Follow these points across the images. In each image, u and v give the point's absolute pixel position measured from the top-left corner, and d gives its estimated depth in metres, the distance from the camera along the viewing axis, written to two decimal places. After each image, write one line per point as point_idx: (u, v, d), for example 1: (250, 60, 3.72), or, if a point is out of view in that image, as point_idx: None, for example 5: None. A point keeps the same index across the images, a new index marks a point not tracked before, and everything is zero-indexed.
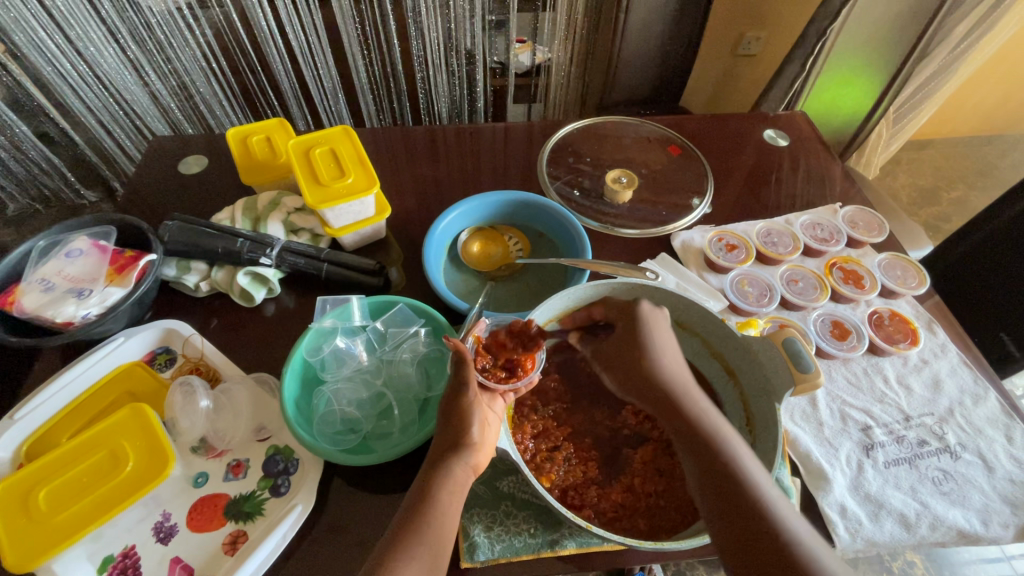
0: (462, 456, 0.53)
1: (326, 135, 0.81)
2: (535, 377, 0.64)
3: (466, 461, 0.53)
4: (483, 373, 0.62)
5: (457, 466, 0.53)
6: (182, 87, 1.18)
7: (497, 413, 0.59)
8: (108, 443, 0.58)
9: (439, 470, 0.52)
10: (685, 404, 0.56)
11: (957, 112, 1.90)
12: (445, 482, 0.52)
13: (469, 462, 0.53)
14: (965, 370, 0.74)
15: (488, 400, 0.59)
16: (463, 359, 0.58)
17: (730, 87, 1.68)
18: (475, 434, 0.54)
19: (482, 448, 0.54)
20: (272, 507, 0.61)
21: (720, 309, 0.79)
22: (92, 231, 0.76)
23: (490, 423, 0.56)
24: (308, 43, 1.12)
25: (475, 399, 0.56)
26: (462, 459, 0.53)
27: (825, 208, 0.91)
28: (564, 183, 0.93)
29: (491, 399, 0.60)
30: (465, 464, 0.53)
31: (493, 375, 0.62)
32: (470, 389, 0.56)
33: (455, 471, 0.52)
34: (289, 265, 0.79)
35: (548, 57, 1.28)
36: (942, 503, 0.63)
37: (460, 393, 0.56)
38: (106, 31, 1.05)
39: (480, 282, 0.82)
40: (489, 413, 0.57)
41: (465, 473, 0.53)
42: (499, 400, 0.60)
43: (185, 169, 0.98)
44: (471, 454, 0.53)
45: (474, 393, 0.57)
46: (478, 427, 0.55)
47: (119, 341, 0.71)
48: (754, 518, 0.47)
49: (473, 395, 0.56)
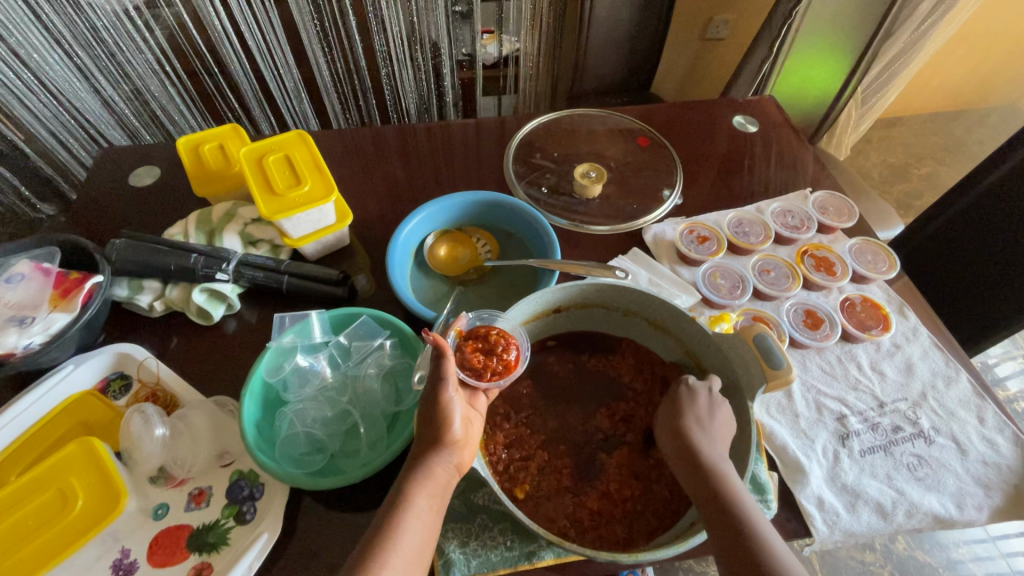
0: (444, 453, 0.52)
1: (279, 142, 0.78)
2: (519, 370, 0.62)
3: (449, 459, 0.52)
4: (464, 369, 0.59)
5: (438, 464, 0.51)
6: (136, 93, 1.12)
7: (479, 410, 0.58)
8: (54, 482, 0.55)
9: (420, 469, 0.51)
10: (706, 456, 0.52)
11: (925, 88, 1.91)
12: (426, 483, 0.50)
13: (451, 461, 0.52)
14: (937, 353, 0.74)
15: (468, 397, 0.58)
16: (443, 354, 0.53)
17: (702, 71, 1.66)
18: (457, 430, 0.53)
19: (466, 445, 0.53)
20: (238, 536, 0.58)
21: (693, 304, 0.78)
22: (35, 253, 0.72)
23: (472, 421, 0.56)
24: (265, 41, 1.08)
25: (454, 395, 0.54)
26: (445, 458, 0.52)
27: (795, 194, 0.90)
28: (531, 180, 0.91)
29: (473, 396, 0.59)
30: (447, 463, 0.52)
31: (474, 371, 0.59)
32: (450, 386, 0.54)
33: (437, 469, 0.51)
34: (247, 280, 0.75)
35: (516, 47, 1.25)
36: (918, 489, 0.63)
37: (438, 388, 0.53)
38: (47, 36, 1.00)
39: (449, 287, 0.80)
40: (471, 411, 0.57)
41: (448, 472, 0.52)
42: (480, 396, 0.59)
43: (136, 181, 0.93)
44: (454, 451, 0.52)
45: (454, 388, 0.54)
46: (461, 423, 0.54)
47: (67, 369, 0.67)
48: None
49: (452, 392, 0.53)
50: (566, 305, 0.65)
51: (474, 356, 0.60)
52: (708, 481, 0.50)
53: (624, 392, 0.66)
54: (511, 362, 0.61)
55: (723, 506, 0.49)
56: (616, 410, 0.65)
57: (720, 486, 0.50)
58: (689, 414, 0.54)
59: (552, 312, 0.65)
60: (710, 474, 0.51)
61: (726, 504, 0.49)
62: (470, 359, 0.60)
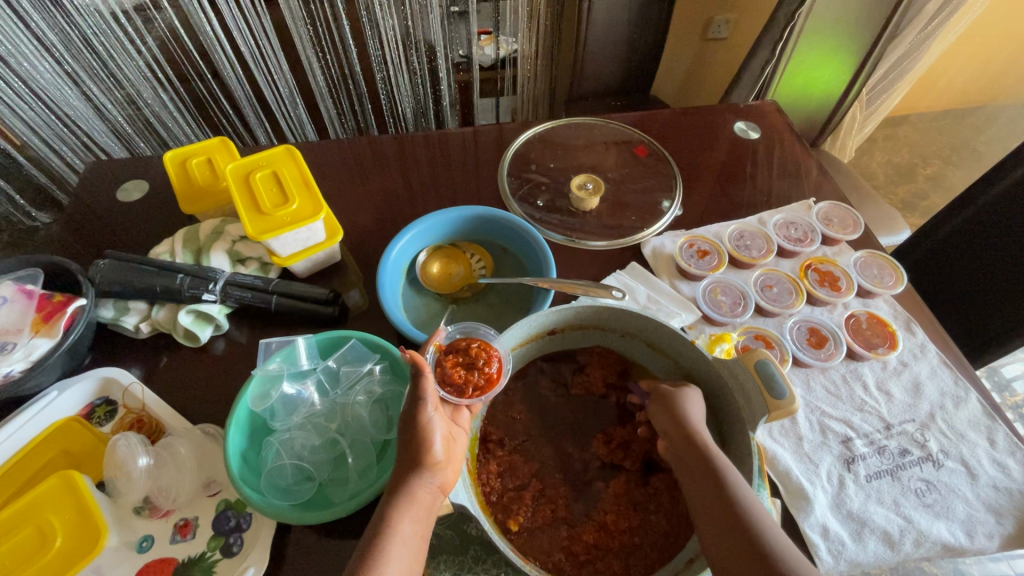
0: (425, 475, 0.49)
1: (267, 157, 0.76)
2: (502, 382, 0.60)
3: (431, 482, 0.50)
4: (445, 386, 0.59)
5: (420, 489, 0.49)
6: (128, 100, 1.07)
7: (463, 426, 0.57)
8: (33, 519, 0.55)
9: (402, 495, 0.48)
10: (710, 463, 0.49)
11: (932, 86, 1.88)
12: (409, 508, 0.48)
13: (434, 483, 0.50)
14: (945, 371, 0.72)
15: (451, 414, 0.57)
16: (421, 371, 0.55)
17: (704, 71, 1.62)
18: (438, 451, 0.51)
19: (449, 465, 0.51)
20: (224, 569, 0.57)
21: (694, 321, 0.76)
22: (18, 275, 0.71)
23: (456, 439, 0.54)
24: (258, 47, 1.04)
25: (434, 414, 0.53)
26: (427, 481, 0.49)
27: (799, 204, 0.88)
28: (527, 193, 0.89)
29: (455, 413, 0.57)
30: (430, 485, 0.49)
31: (455, 387, 0.59)
32: (429, 406, 0.53)
33: (419, 493, 0.48)
34: (235, 300, 0.73)
35: (514, 48, 1.21)
36: (926, 516, 0.61)
37: (417, 407, 0.53)
38: (37, 43, 0.94)
39: (443, 305, 0.78)
40: (454, 428, 0.55)
41: (432, 494, 0.49)
42: (464, 412, 0.58)
43: (125, 196, 0.91)
44: (436, 473, 0.50)
45: (433, 407, 0.54)
46: (442, 442, 0.52)
47: (51, 396, 0.65)
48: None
49: (430, 411, 0.53)
50: (562, 327, 0.62)
51: (455, 370, 0.60)
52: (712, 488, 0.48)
53: (622, 419, 0.64)
54: (493, 375, 0.60)
55: (734, 515, 0.46)
56: (613, 435, 0.63)
57: (728, 495, 0.47)
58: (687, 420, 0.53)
59: (547, 334, 0.63)
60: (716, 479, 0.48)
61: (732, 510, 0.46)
62: (451, 374, 0.59)
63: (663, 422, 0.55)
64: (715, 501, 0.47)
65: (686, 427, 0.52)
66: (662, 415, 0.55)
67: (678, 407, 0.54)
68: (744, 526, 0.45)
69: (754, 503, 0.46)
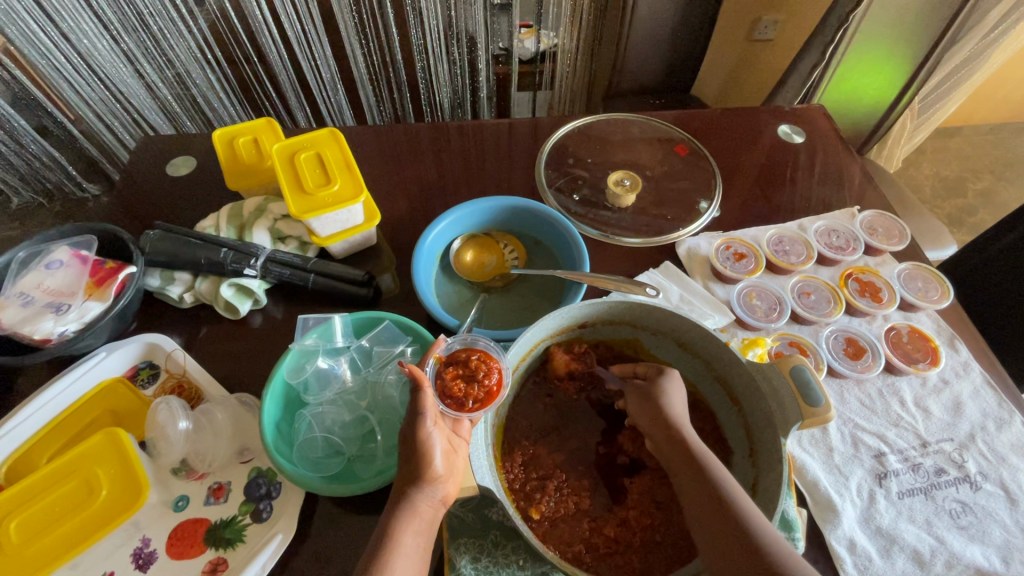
0: (427, 489, 0.50)
1: (310, 139, 0.77)
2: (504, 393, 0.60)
3: (433, 495, 0.50)
4: (445, 399, 0.58)
5: (422, 501, 0.49)
6: (178, 79, 1.10)
7: (463, 437, 0.57)
8: (81, 471, 0.58)
9: (404, 507, 0.49)
10: (689, 445, 0.52)
11: (989, 97, 1.81)
12: (411, 521, 0.48)
13: (436, 496, 0.50)
14: (988, 392, 0.70)
15: (451, 426, 0.57)
16: (419, 385, 0.54)
17: (747, 72, 1.58)
18: (438, 466, 0.51)
19: (450, 478, 0.52)
20: (254, 533, 0.59)
21: (726, 324, 0.75)
22: (73, 240, 0.74)
23: (456, 450, 0.54)
24: (304, 32, 1.06)
25: (433, 428, 0.53)
26: (428, 494, 0.50)
27: (842, 212, 0.86)
28: (563, 187, 0.88)
29: (456, 424, 0.57)
30: (431, 498, 0.50)
31: (454, 400, 0.58)
32: (428, 420, 0.53)
33: (421, 507, 0.49)
34: (274, 276, 0.75)
35: (554, 43, 1.20)
36: (960, 538, 0.59)
37: (416, 420, 0.53)
38: (97, 22, 0.98)
39: (474, 293, 0.79)
40: (454, 439, 0.56)
41: (433, 506, 0.50)
42: (465, 423, 0.58)
43: (173, 171, 0.94)
44: (437, 487, 0.50)
45: (432, 421, 0.53)
46: (442, 457, 0.52)
47: (100, 357, 0.69)
48: (744, 535, 0.44)
49: (431, 426, 0.53)
50: (593, 321, 0.63)
51: (455, 383, 0.59)
52: (691, 463, 0.50)
53: None
54: (493, 388, 0.59)
55: (726, 510, 0.46)
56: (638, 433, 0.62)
57: (716, 483, 0.48)
58: (665, 402, 0.56)
59: (577, 327, 0.63)
60: (694, 457, 0.51)
61: (709, 479, 0.48)
62: (451, 387, 0.59)
63: (646, 422, 0.56)
64: (706, 496, 0.48)
65: (670, 422, 0.54)
66: (643, 411, 0.57)
67: (661, 399, 0.56)
68: (740, 521, 0.45)
69: (749, 504, 0.47)
